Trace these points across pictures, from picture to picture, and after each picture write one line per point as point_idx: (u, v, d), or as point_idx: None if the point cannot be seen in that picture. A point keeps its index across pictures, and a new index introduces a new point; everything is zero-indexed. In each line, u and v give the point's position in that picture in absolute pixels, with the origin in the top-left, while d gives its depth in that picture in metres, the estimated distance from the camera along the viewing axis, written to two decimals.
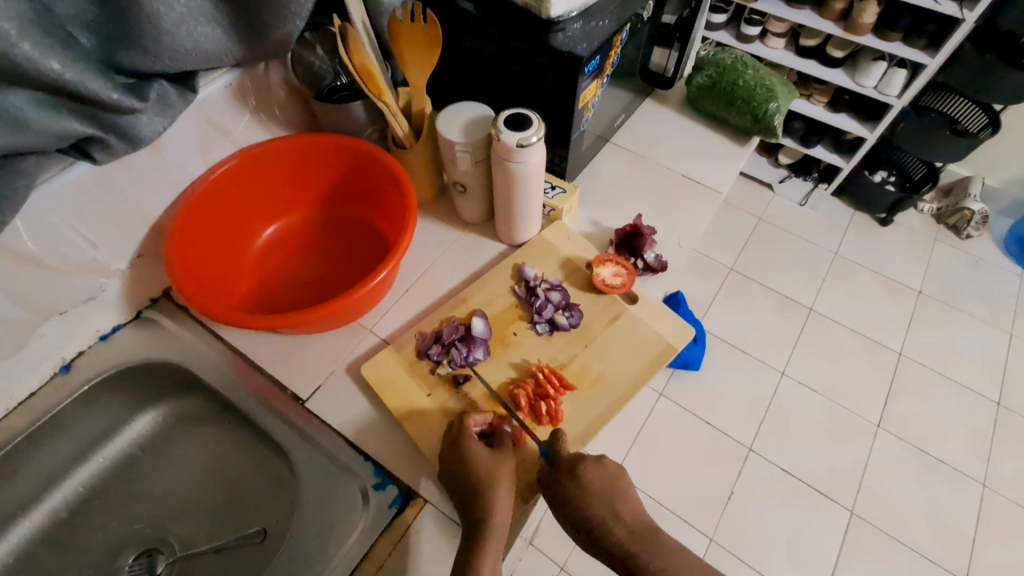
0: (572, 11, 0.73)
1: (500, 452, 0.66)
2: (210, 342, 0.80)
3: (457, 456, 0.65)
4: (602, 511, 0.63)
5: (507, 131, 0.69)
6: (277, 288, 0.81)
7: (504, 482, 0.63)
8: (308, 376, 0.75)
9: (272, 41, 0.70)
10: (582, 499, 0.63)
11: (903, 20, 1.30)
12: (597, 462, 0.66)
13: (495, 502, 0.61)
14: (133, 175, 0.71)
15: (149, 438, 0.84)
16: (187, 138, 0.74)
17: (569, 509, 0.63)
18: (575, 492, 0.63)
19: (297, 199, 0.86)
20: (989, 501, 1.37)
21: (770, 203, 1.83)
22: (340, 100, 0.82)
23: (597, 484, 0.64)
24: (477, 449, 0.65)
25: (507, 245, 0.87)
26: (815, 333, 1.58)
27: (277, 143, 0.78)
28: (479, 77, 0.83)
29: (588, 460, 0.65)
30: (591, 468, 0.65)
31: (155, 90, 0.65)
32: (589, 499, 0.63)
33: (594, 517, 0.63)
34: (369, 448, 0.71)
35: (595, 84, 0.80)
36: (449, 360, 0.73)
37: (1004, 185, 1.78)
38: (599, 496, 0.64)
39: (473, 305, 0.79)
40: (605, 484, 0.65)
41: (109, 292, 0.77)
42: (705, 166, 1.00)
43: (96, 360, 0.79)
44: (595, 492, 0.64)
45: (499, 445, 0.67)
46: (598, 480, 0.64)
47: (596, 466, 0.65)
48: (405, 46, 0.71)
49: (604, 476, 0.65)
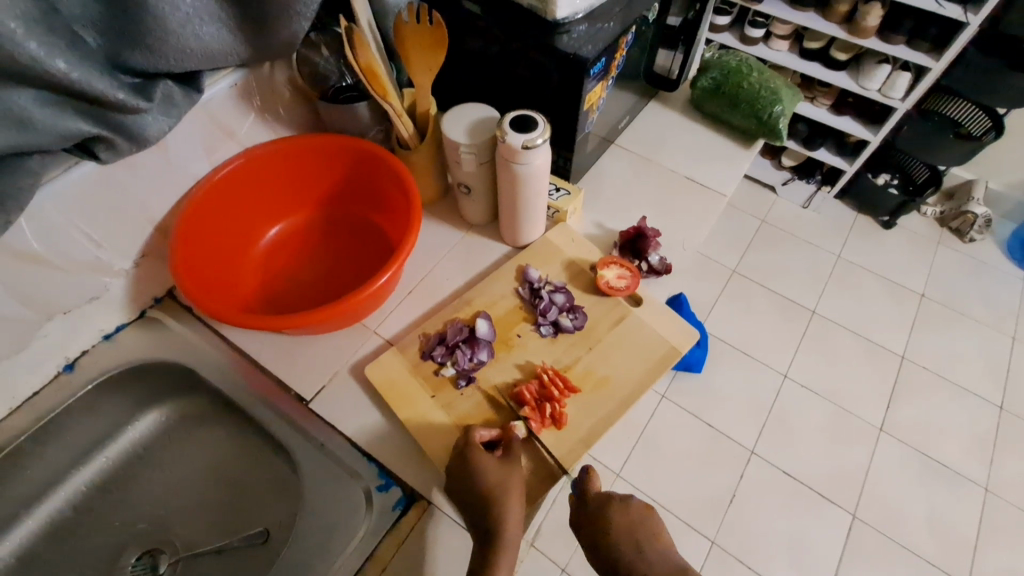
0: (577, 13, 0.73)
1: (508, 463, 0.65)
2: (214, 343, 0.80)
3: (465, 459, 0.65)
4: (629, 551, 0.63)
5: (513, 133, 0.69)
6: (280, 289, 0.80)
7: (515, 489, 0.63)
8: (311, 377, 0.75)
9: (277, 41, 0.70)
10: (611, 541, 0.64)
11: (908, 23, 1.29)
12: (623, 501, 0.66)
13: (506, 512, 0.60)
14: (138, 175, 0.71)
15: (152, 438, 0.84)
16: (191, 137, 0.74)
17: (600, 552, 0.64)
18: (602, 536, 0.64)
19: (301, 199, 0.86)
20: (992, 506, 1.37)
21: (773, 206, 1.83)
22: (344, 100, 0.82)
23: (624, 526, 0.64)
24: (489, 461, 0.64)
25: (511, 247, 0.87)
26: (817, 336, 1.58)
27: (282, 143, 0.78)
28: (484, 78, 0.83)
29: (614, 502, 0.66)
30: (618, 510, 0.66)
31: (160, 89, 0.65)
32: (616, 541, 0.63)
33: (624, 557, 0.62)
34: (373, 450, 0.71)
35: (600, 86, 0.80)
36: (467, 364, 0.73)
37: (1008, 188, 1.78)
38: (625, 537, 0.64)
39: (477, 307, 0.79)
40: (632, 523, 0.64)
41: (113, 292, 0.77)
42: (709, 168, 0.99)
43: (100, 359, 0.79)
44: (624, 532, 0.64)
45: (508, 453, 0.66)
46: (624, 522, 0.65)
47: (623, 508, 0.66)
48: (410, 46, 0.71)
49: (631, 516, 0.65)
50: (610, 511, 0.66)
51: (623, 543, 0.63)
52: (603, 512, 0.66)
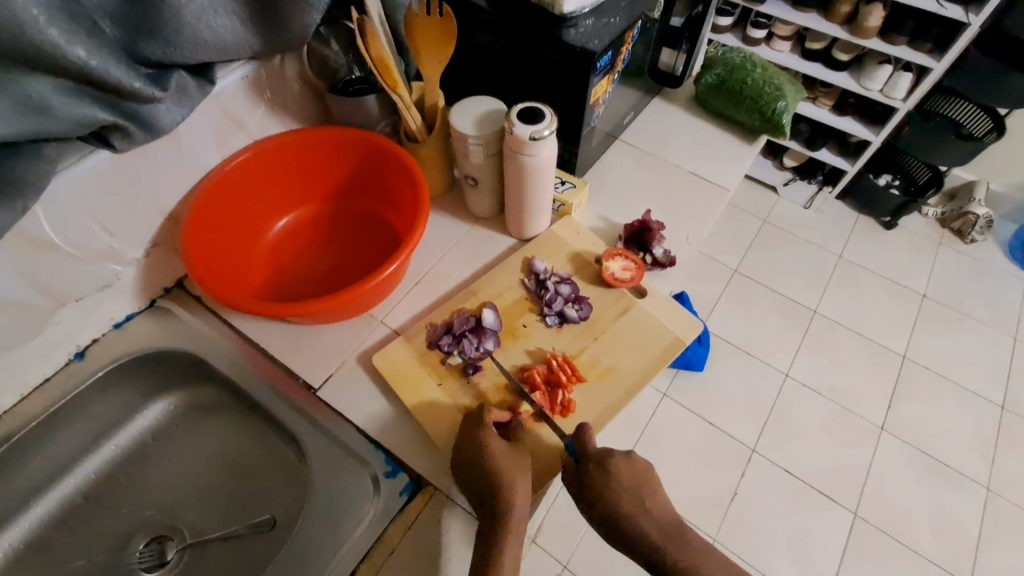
0: (584, 8, 0.74)
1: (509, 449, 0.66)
2: (222, 332, 0.81)
3: (472, 438, 0.66)
4: (631, 502, 0.65)
5: (520, 124, 0.70)
6: (289, 280, 0.81)
7: (521, 473, 0.64)
8: (320, 366, 0.76)
9: (288, 33, 0.71)
10: (613, 492, 0.65)
11: (909, 24, 1.31)
12: (626, 457, 0.67)
13: (515, 496, 0.62)
14: (150, 164, 0.71)
15: (160, 427, 0.85)
16: (203, 129, 0.75)
17: (601, 503, 0.65)
18: (605, 487, 0.65)
19: (310, 191, 0.87)
20: (994, 505, 1.37)
21: (775, 206, 1.84)
22: (354, 93, 0.83)
23: (628, 482, 0.66)
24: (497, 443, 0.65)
25: (517, 239, 0.88)
26: (819, 335, 1.58)
27: (292, 135, 0.79)
28: (491, 72, 0.84)
29: (616, 455, 0.66)
30: (621, 464, 0.66)
31: (175, 80, 0.66)
32: (617, 491, 0.65)
33: (624, 510, 0.64)
34: (380, 437, 0.71)
35: (606, 80, 0.81)
36: (479, 354, 0.74)
37: (1009, 189, 1.79)
38: (626, 491, 0.65)
39: (483, 298, 0.80)
40: (636, 481, 0.66)
41: (124, 281, 0.78)
42: (713, 164, 1.00)
43: (110, 347, 0.80)
44: (625, 487, 0.66)
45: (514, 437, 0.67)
46: (626, 474, 0.66)
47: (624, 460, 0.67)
48: (420, 40, 0.72)
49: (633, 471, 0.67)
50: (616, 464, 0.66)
51: (623, 493, 0.65)
52: (607, 462, 0.65)
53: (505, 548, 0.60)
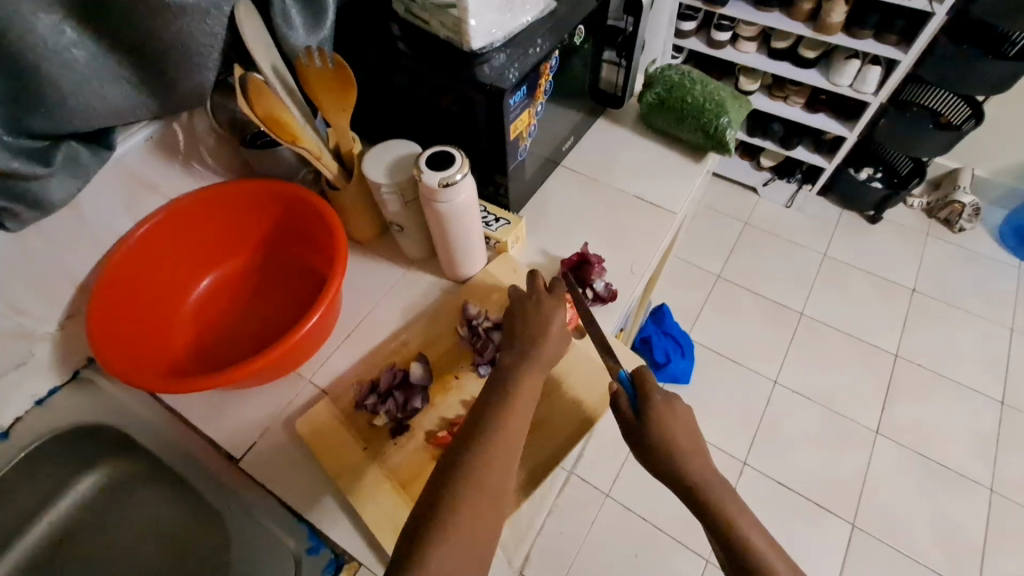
0: (496, 43, 0.71)
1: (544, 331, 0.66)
2: (146, 402, 0.78)
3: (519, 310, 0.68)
4: (683, 442, 0.59)
5: (429, 171, 0.66)
6: (214, 343, 0.78)
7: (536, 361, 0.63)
8: (240, 436, 0.71)
9: (186, 94, 0.67)
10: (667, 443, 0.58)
11: (874, 16, 1.27)
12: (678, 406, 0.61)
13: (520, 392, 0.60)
14: (52, 236, 0.69)
15: (93, 500, 0.82)
16: (107, 196, 0.72)
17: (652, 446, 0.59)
18: (663, 433, 0.59)
19: (233, 246, 0.83)
20: (999, 507, 1.31)
21: (755, 208, 1.79)
22: (264, 145, 0.79)
23: (675, 423, 0.60)
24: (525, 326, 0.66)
25: (452, 281, 0.84)
26: (806, 339, 1.54)
27: (207, 193, 0.76)
28: (413, 111, 0.81)
29: (659, 402, 0.61)
30: (667, 409, 0.61)
31: (64, 152, 0.63)
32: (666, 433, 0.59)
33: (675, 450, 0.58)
34: (303, 511, 0.67)
35: (527, 113, 0.78)
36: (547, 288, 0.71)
37: (994, 175, 1.73)
38: (680, 432, 0.59)
39: (414, 349, 0.77)
40: (682, 423, 0.60)
41: (40, 357, 0.75)
42: (661, 184, 0.97)
43: (32, 427, 0.77)
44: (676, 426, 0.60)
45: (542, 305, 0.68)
46: (673, 421, 0.60)
47: (670, 409, 0.61)
48: (319, 90, 0.69)
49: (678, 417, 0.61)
50: (658, 414, 0.60)
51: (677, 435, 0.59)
52: (671, 404, 0.61)
53: (498, 435, 0.56)
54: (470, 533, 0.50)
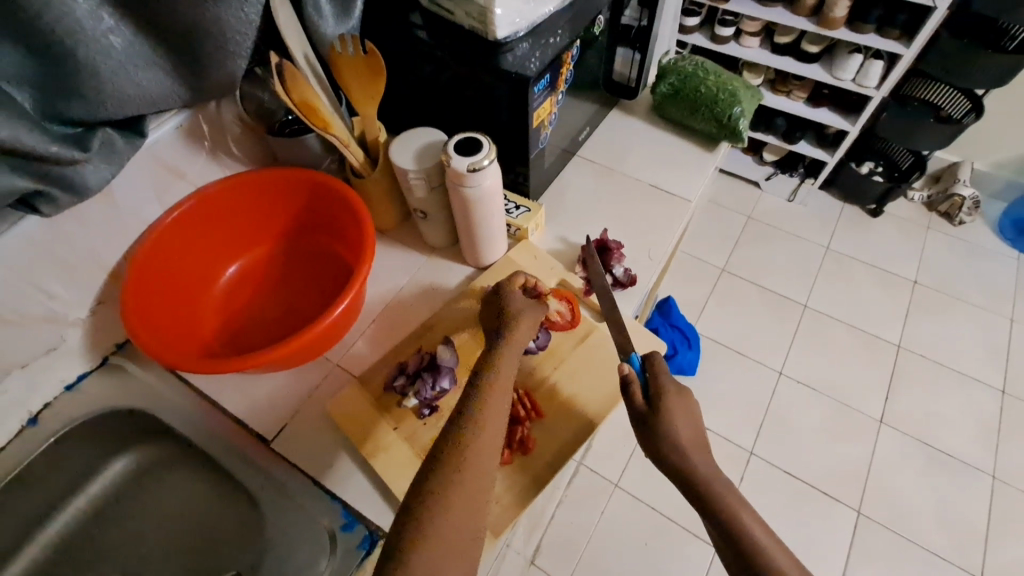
0: (519, 32, 0.72)
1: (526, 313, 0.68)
2: (175, 387, 0.79)
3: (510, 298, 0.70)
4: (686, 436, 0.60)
5: (457, 157, 0.68)
6: (242, 328, 0.79)
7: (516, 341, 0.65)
8: (270, 418, 0.73)
9: (215, 82, 0.69)
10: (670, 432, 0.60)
11: (876, 11, 1.29)
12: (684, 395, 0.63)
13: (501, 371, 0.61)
14: (86, 222, 0.70)
15: (122, 485, 0.83)
16: (139, 182, 0.73)
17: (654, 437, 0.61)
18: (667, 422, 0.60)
19: (258, 234, 0.85)
20: (1001, 494, 1.34)
21: (759, 202, 1.81)
22: (291, 134, 0.81)
23: (681, 411, 0.61)
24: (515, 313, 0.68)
25: (475, 268, 0.86)
26: (810, 330, 1.56)
27: (234, 181, 0.78)
28: (436, 100, 0.82)
29: (670, 390, 0.62)
30: (675, 399, 0.62)
31: (99, 138, 0.64)
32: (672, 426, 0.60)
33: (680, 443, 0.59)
34: (335, 489, 0.69)
35: (549, 102, 0.79)
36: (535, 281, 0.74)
37: (994, 168, 1.75)
38: (684, 421, 0.61)
39: (440, 333, 0.78)
40: (688, 413, 0.61)
41: (71, 342, 0.76)
42: (674, 175, 0.99)
43: (62, 412, 0.78)
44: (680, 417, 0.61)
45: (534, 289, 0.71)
46: (681, 408, 0.61)
47: (681, 397, 0.62)
48: (349, 79, 0.70)
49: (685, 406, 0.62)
50: (669, 400, 0.61)
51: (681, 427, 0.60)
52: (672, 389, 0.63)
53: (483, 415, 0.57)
54: (464, 507, 0.51)
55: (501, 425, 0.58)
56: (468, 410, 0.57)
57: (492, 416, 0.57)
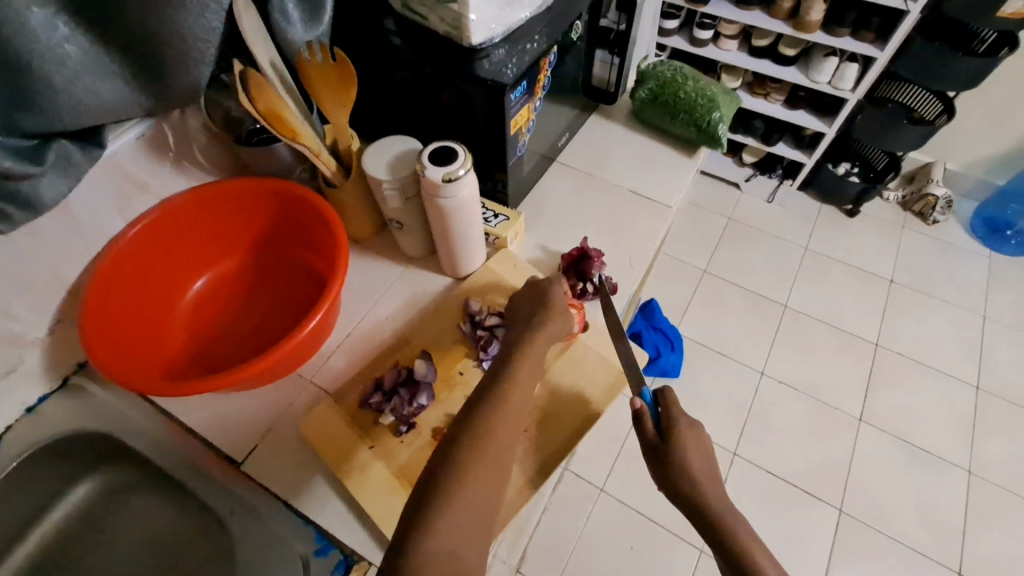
0: (495, 38, 0.71)
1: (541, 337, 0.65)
2: (142, 407, 0.76)
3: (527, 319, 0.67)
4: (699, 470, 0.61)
5: (431, 167, 0.66)
6: (210, 345, 0.76)
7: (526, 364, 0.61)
8: (240, 439, 0.70)
9: (179, 91, 0.66)
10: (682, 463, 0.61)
11: (851, 15, 1.30)
12: (694, 427, 0.63)
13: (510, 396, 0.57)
14: (42, 238, 0.67)
15: (88, 509, 0.80)
16: (98, 195, 0.70)
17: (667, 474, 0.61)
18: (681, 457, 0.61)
19: (227, 246, 0.82)
20: (977, 489, 1.36)
21: (738, 203, 1.82)
22: (261, 143, 0.78)
23: (691, 442, 0.62)
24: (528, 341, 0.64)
25: (453, 278, 0.84)
26: (791, 330, 1.57)
27: (200, 192, 0.75)
28: (411, 107, 0.80)
29: (682, 424, 0.63)
30: (689, 432, 0.63)
31: (55, 151, 0.61)
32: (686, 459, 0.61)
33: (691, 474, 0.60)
34: (310, 512, 0.66)
35: (526, 108, 0.78)
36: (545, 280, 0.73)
37: (965, 168, 1.79)
38: (695, 454, 0.61)
39: (417, 346, 0.76)
40: (698, 444, 0.62)
41: (29, 363, 0.72)
42: (654, 180, 0.98)
43: (21, 436, 0.74)
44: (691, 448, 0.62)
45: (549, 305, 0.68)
46: (693, 439, 0.62)
47: (692, 430, 0.63)
48: (319, 87, 0.68)
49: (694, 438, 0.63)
50: (680, 431, 0.62)
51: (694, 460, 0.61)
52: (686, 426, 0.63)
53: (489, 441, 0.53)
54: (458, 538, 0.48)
55: (506, 455, 0.54)
56: (470, 433, 0.54)
57: (497, 442, 0.54)
